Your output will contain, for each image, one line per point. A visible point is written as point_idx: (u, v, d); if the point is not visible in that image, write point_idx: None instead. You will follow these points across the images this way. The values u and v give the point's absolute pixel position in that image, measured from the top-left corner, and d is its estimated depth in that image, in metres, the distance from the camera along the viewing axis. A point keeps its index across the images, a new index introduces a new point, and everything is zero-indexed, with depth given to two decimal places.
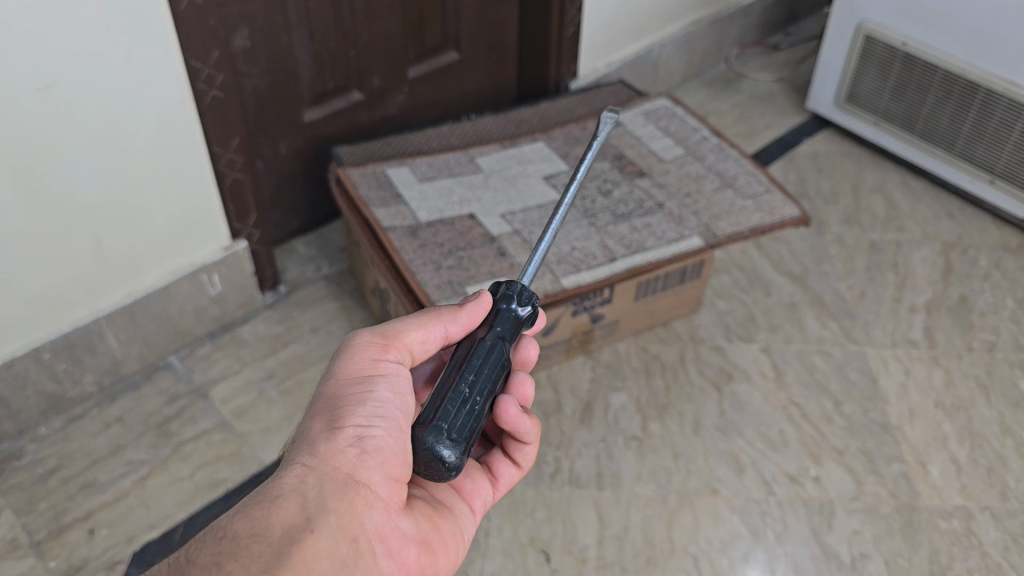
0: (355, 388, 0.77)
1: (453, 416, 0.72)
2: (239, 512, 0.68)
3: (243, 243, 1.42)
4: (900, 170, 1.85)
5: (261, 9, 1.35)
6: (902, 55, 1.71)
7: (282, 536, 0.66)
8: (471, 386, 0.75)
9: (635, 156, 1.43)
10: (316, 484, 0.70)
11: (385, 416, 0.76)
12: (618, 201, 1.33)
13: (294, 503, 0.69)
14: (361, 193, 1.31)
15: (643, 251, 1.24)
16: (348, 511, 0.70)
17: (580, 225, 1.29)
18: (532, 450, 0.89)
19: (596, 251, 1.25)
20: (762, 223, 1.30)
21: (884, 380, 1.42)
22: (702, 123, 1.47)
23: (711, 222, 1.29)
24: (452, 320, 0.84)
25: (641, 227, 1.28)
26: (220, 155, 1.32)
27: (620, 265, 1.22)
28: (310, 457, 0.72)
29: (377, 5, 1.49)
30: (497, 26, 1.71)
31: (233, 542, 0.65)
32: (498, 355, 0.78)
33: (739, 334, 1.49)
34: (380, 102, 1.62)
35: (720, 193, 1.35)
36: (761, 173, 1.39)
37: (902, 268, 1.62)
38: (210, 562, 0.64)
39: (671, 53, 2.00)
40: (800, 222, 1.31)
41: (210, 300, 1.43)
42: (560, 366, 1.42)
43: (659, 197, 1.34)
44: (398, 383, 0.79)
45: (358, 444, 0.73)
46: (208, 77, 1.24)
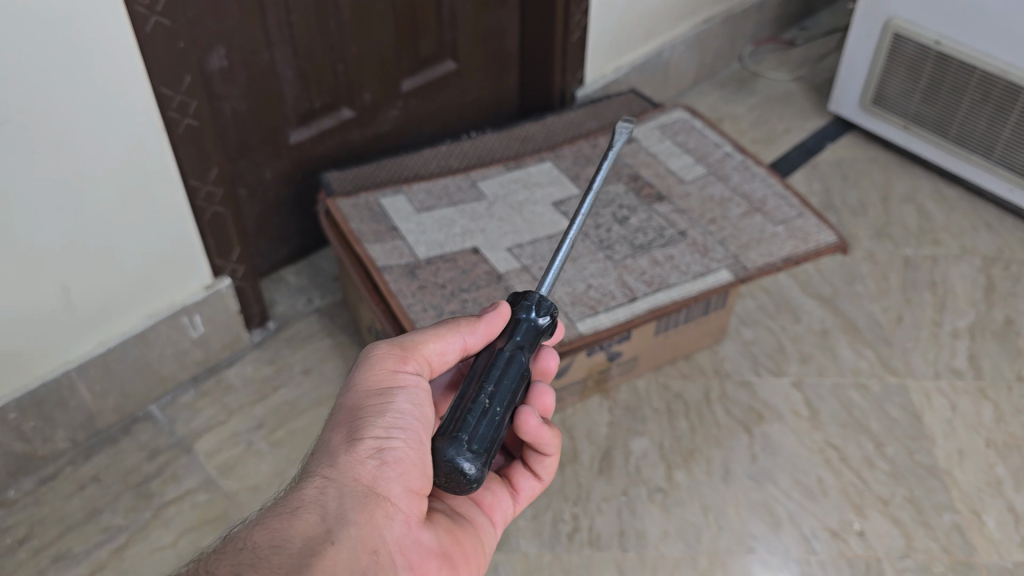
0: (374, 399, 0.74)
1: (473, 427, 0.68)
2: (259, 524, 0.65)
3: (227, 280, 1.30)
4: (931, 176, 1.73)
5: (237, 24, 1.22)
6: (935, 54, 1.58)
7: (302, 548, 0.64)
8: (490, 397, 0.70)
9: (651, 176, 1.30)
10: (336, 495, 0.68)
11: (405, 427, 0.73)
12: (635, 230, 1.21)
13: (312, 516, 0.66)
14: (354, 227, 1.19)
15: (666, 288, 1.12)
16: (368, 523, 0.68)
17: (595, 259, 1.17)
18: (553, 462, 0.86)
19: (614, 289, 1.12)
20: (796, 252, 1.18)
21: (928, 418, 1.30)
22: (724, 137, 1.35)
23: (740, 253, 1.17)
24: (472, 334, 0.79)
25: (663, 261, 1.16)
26: (197, 188, 1.19)
27: (642, 306, 1.10)
28: (330, 468, 0.70)
29: (366, 14, 1.36)
30: (496, 33, 1.58)
31: (253, 555, 0.63)
32: (518, 365, 0.73)
33: (768, 367, 1.37)
34: (373, 119, 1.49)
35: (747, 219, 1.23)
36: (792, 195, 1.26)
37: (941, 287, 1.50)
38: (230, 573, 0.61)
39: (682, 54, 1.87)
40: (837, 248, 1.18)
41: (193, 343, 1.32)
42: (574, 408, 1.30)
43: (681, 224, 1.22)
44: (417, 395, 0.76)
45: (378, 456, 0.71)
46: (181, 105, 1.11)
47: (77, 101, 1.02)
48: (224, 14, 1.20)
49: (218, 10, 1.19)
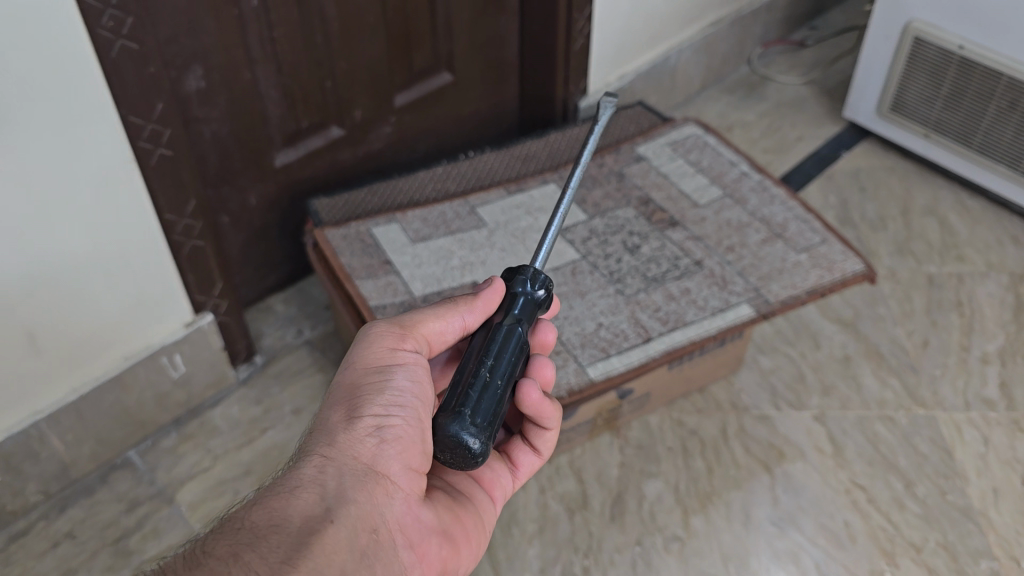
0: (372, 376, 0.72)
1: (476, 400, 0.65)
2: (257, 503, 0.63)
3: (209, 316, 1.22)
4: (952, 186, 1.64)
5: (215, 43, 1.13)
6: (958, 60, 1.49)
7: (302, 527, 0.61)
8: (490, 370, 0.68)
9: (663, 200, 1.22)
10: (335, 474, 0.66)
11: (405, 405, 0.70)
12: (648, 260, 1.13)
13: (312, 495, 0.64)
14: (345, 262, 1.11)
15: (683, 327, 1.04)
16: (368, 501, 0.66)
17: (605, 294, 1.08)
18: (553, 435, 0.82)
19: (627, 329, 1.04)
20: (822, 282, 1.10)
21: (960, 454, 1.22)
22: (741, 155, 1.27)
23: (761, 285, 1.09)
24: (472, 313, 0.76)
25: (679, 295, 1.08)
26: (174, 223, 1.11)
27: (657, 347, 1.02)
28: (329, 445, 0.67)
29: (354, 27, 1.27)
30: (494, 42, 1.49)
31: (251, 534, 0.60)
32: (516, 339, 0.70)
33: (788, 399, 1.29)
34: (364, 136, 1.40)
35: (768, 246, 1.14)
36: (814, 219, 1.18)
37: (968, 308, 1.42)
38: (227, 554, 0.59)
39: (689, 59, 1.78)
40: (865, 278, 1.10)
41: (174, 384, 1.23)
42: (583, 448, 1.22)
43: (696, 252, 1.14)
44: (416, 373, 0.73)
45: (378, 434, 0.68)
46: (153, 134, 1.02)
47: (40, 134, 0.93)
48: (201, 32, 1.10)
49: (194, 28, 1.09)
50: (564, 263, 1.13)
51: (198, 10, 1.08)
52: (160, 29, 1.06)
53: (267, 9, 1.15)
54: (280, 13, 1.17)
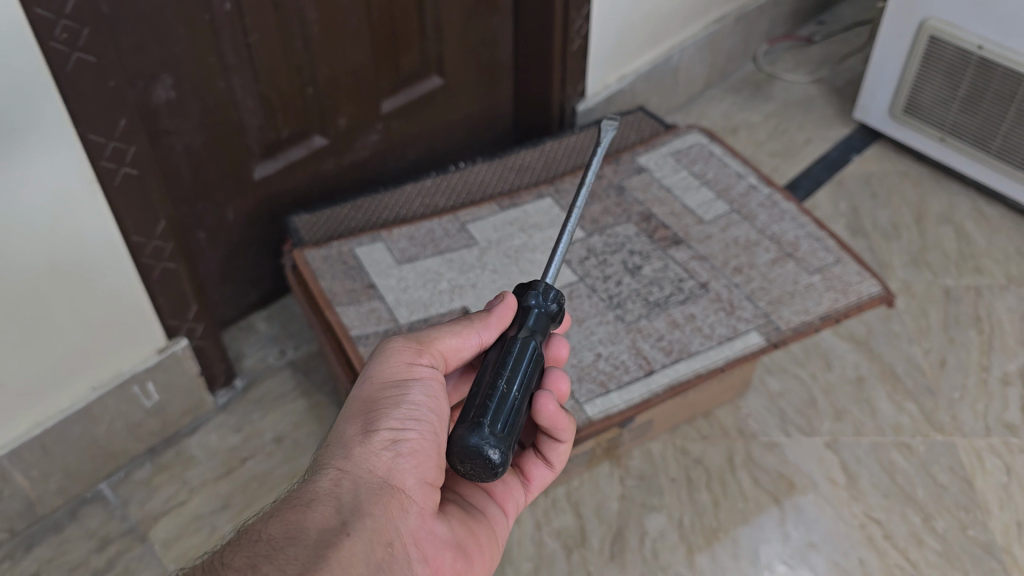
0: (388, 391, 0.70)
1: (496, 412, 0.63)
2: (273, 515, 0.62)
3: (184, 341, 1.14)
4: (968, 192, 1.57)
5: (185, 51, 1.04)
6: (976, 61, 1.41)
7: (318, 538, 0.60)
8: (508, 381, 0.65)
9: (665, 216, 1.15)
10: (350, 487, 0.65)
11: (420, 419, 0.69)
12: (649, 282, 1.06)
13: (327, 507, 0.63)
14: (325, 287, 1.04)
15: (687, 358, 0.97)
16: (384, 515, 0.64)
17: (604, 321, 1.01)
18: (566, 447, 0.79)
19: (628, 360, 0.97)
20: (836, 306, 1.02)
21: (981, 484, 1.15)
22: (748, 167, 1.19)
23: (771, 310, 1.02)
24: (488, 328, 0.73)
25: (683, 321, 1.01)
26: (142, 245, 1.03)
27: (660, 381, 0.95)
28: (343, 459, 0.66)
29: (336, 31, 1.19)
30: (487, 43, 1.40)
31: (267, 546, 0.59)
32: (533, 350, 0.67)
33: (798, 425, 1.22)
34: (349, 145, 1.32)
35: (778, 266, 1.07)
36: (827, 236, 1.10)
37: (987, 324, 1.34)
38: (245, 565, 0.58)
39: (692, 58, 1.70)
40: (882, 300, 1.03)
41: (147, 413, 1.16)
42: (581, 480, 1.15)
43: (701, 274, 1.07)
44: (432, 388, 0.71)
45: (393, 448, 0.67)
46: (115, 152, 0.95)
47: None
48: (170, 40, 1.02)
49: (162, 35, 1.01)
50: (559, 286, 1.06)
51: (166, 15, 1.00)
52: (123, 38, 0.97)
53: (241, 13, 1.07)
54: (256, 17, 1.08)
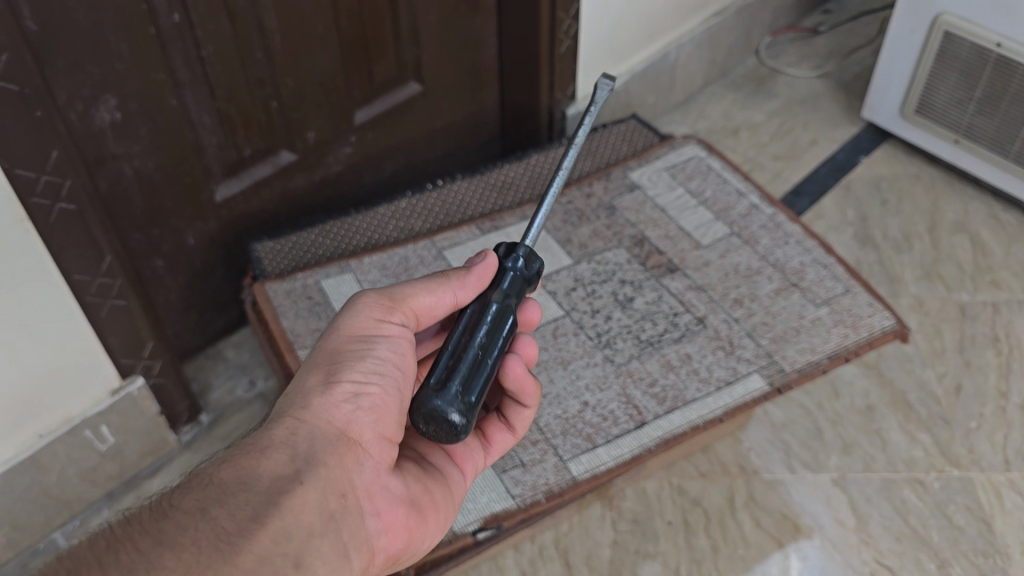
0: (353, 344, 0.68)
1: (467, 377, 0.62)
2: (227, 459, 0.60)
3: (139, 380, 1.05)
4: (984, 196, 1.47)
5: (129, 68, 0.94)
6: (995, 59, 1.31)
7: (270, 487, 0.59)
8: (483, 348, 0.64)
9: (659, 239, 1.13)
10: (307, 436, 0.63)
11: (385, 374, 0.67)
12: (642, 318, 1.04)
13: (281, 455, 0.61)
14: (287, 327, 1.03)
15: (683, 407, 0.95)
16: (339, 466, 0.63)
17: (592, 363, 1.00)
18: (530, 412, 0.76)
19: (618, 409, 0.95)
20: (846, 343, 1.00)
21: (1001, 526, 1.06)
22: (749, 185, 1.18)
23: (775, 349, 1.00)
24: (465, 289, 0.71)
25: (677, 364, 0.99)
26: (85, 282, 0.93)
27: (652, 433, 0.93)
28: (302, 408, 0.64)
29: (301, 39, 1.09)
30: (470, 45, 1.31)
31: (219, 490, 0.58)
32: (509, 319, 0.67)
33: (803, 460, 1.13)
34: (321, 160, 1.23)
35: (783, 297, 1.05)
36: (834, 262, 1.09)
37: (1007, 344, 1.25)
38: (194, 509, 0.57)
39: (690, 55, 1.60)
40: (897, 334, 1.01)
41: (102, 457, 1.07)
42: (569, 523, 1.07)
43: (698, 307, 1.05)
44: (400, 346, 0.69)
45: (354, 401, 0.65)
46: (48, 186, 0.85)
47: None
48: (112, 58, 0.92)
49: (101, 52, 0.91)
50: (545, 321, 1.04)
51: (104, 31, 0.90)
52: (55, 59, 0.87)
53: (191, 25, 0.97)
54: (209, 28, 0.98)
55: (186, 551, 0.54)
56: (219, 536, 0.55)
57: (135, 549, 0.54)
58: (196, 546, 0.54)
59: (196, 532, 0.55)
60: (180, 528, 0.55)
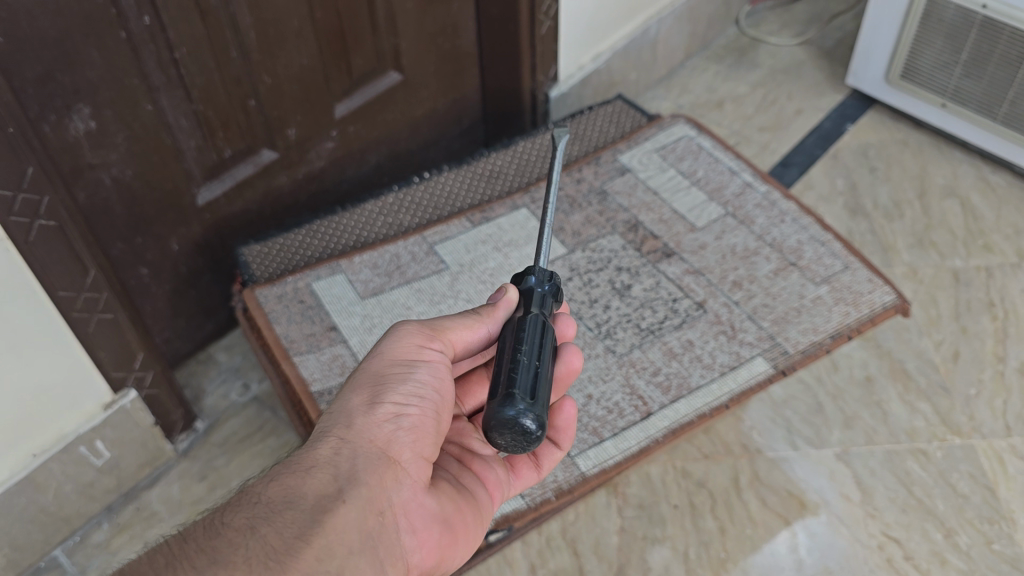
0: (396, 367, 0.68)
1: (523, 379, 0.61)
2: (273, 477, 0.61)
3: (132, 393, 1.01)
4: (971, 159, 1.47)
5: (101, 75, 0.91)
6: (981, 21, 1.29)
7: (313, 506, 0.59)
8: (529, 352, 0.62)
9: (653, 223, 1.19)
10: (350, 456, 0.63)
11: (425, 396, 0.67)
12: (640, 305, 1.10)
13: (324, 474, 0.61)
14: (281, 334, 1.05)
15: (688, 395, 1.01)
16: (378, 484, 0.62)
17: (594, 355, 1.05)
18: (560, 452, 0.78)
19: (623, 401, 1.01)
20: (848, 321, 1.07)
21: (1004, 492, 1.07)
22: (742, 163, 1.25)
23: (777, 331, 1.06)
24: (496, 324, 0.71)
25: (679, 351, 1.05)
26: (71, 299, 0.90)
27: (658, 424, 0.98)
28: (345, 428, 0.64)
29: (277, 34, 1.06)
30: (448, 31, 1.27)
31: (266, 509, 0.59)
32: (545, 323, 0.65)
33: (807, 437, 1.12)
34: (302, 157, 1.20)
35: (784, 277, 1.12)
36: (832, 239, 1.16)
37: (1002, 309, 1.25)
38: (244, 526, 0.58)
39: (671, 28, 1.58)
40: (897, 309, 1.08)
41: (100, 472, 1.04)
42: (577, 513, 1.05)
43: (697, 292, 1.11)
44: (440, 371, 0.69)
45: (395, 421, 0.65)
46: (26, 204, 0.82)
47: None
48: (81, 62, 0.89)
49: (70, 59, 0.88)
50: None
51: (73, 38, 0.87)
52: (23, 70, 0.84)
53: (163, 26, 0.93)
54: (182, 29, 0.95)
55: (238, 566, 0.55)
56: (268, 552, 0.56)
57: (193, 566, 0.55)
58: (246, 563, 0.56)
59: (246, 549, 0.56)
60: (231, 545, 0.57)
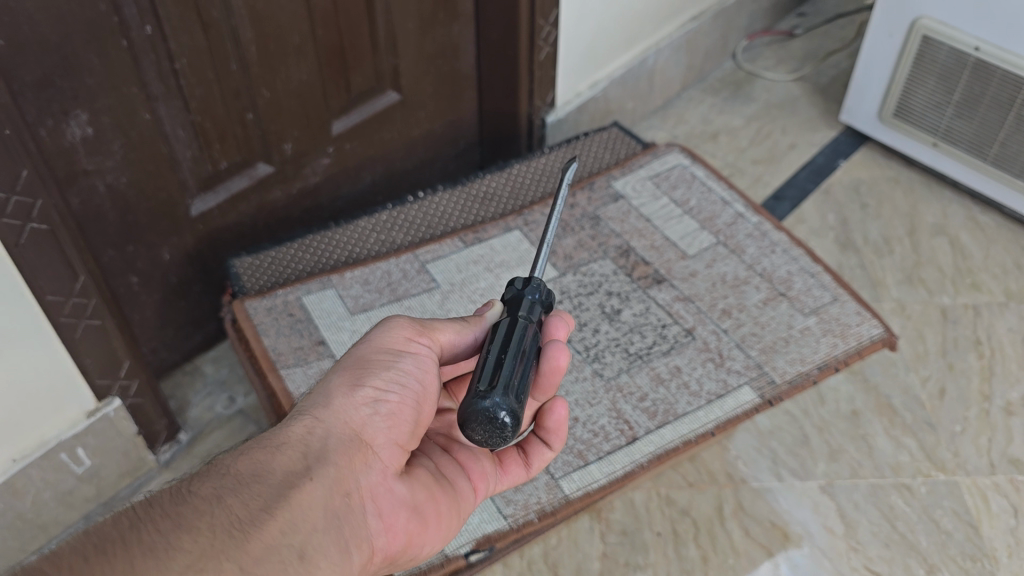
0: (381, 355, 0.68)
1: (492, 373, 0.62)
2: (244, 450, 0.60)
3: (116, 401, 1.00)
4: (960, 198, 1.49)
5: (100, 82, 0.91)
6: (972, 63, 1.31)
7: (282, 480, 0.58)
8: (498, 348, 0.64)
9: (645, 250, 1.19)
10: (322, 436, 0.63)
11: (406, 385, 0.67)
12: (629, 330, 1.10)
13: (294, 452, 0.60)
14: (269, 346, 1.04)
15: (674, 421, 1.01)
16: (347, 465, 0.62)
17: (581, 378, 1.05)
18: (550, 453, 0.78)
19: (610, 426, 1.00)
20: (835, 353, 1.08)
21: (988, 529, 1.06)
22: (735, 194, 1.26)
23: (765, 360, 1.06)
24: (482, 329, 0.73)
25: (667, 377, 1.05)
26: (59, 303, 0.89)
27: (643, 449, 0.98)
28: (322, 408, 0.64)
29: (277, 49, 1.07)
30: (447, 52, 1.29)
31: (233, 480, 0.57)
32: (516, 318, 0.66)
33: (792, 468, 1.12)
34: (298, 172, 1.21)
35: (773, 307, 1.13)
36: (821, 271, 1.17)
37: (988, 347, 1.26)
38: (211, 495, 0.56)
39: (668, 59, 1.60)
40: (884, 343, 1.09)
41: (79, 480, 1.03)
42: (559, 537, 1.05)
43: (686, 318, 1.12)
44: (425, 364, 0.69)
45: (373, 406, 0.65)
46: (18, 207, 0.82)
47: None
48: (79, 68, 0.89)
49: (69, 65, 0.88)
50: None
51: (74, 45, 0.87)
52: (22, 74, 0.85)
53: (164, 36, 0.94)
54: (183, 41, 0.96)
55: (202, 535, 0.54)
56: (233, 522, 0.55)
57: (156, 530, 0.53)
58: (209, 532, 0.54)
59: (211, 517, 0.55)
60: (197, 512, 0.55)
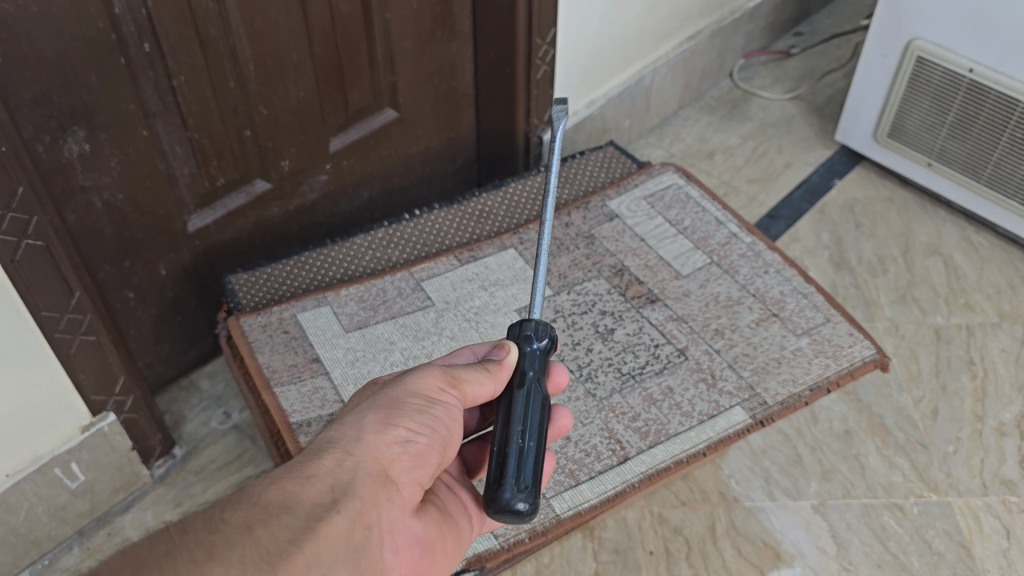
0: (414, 400, 0.67)
1: (519, 465, 0.66)
2: (273, 479, 0.58)
3: (111, 416, 1.01)
4: (954, 219, 1.49)
5: (98, 98, 0.92)
6: (966, 84, 1.32)
7: (309, 512, 0.57)
8: (522, 434, 0.67)
9: (640, 269, 1.20)
10: (350, 469, 0.62)
11: (435, 430, 0.66)
12: (622, 350, 1.11)
13: (323, 484, 0.59)
14: (264, 363, 1.05)
15: (665, 441, 1.01)
16: (373, 500, 0.61)
17: (575, 398, 1.05)
18: None
19: (602, 445, 1.01)
20: (827, 373, 1.08)
21: (979, 550, 1.06)
22: (729, 215, 1.27)
23: (756, 381, 1.07)
24: (499, 383, 0.71)
25: (660, 397, 1.05)
26: (54, 319, 0.90)
27: (635, 468, 0.98)
28: (351, 443, 0.63)
29: (276, 67, 1.08)
30: (445, 70, 1.30)
31: (263, 510, 0.56)
32: (535, 394, 0.70)
33: (784, 487, 1.13)
34: (295, 189, 1.21)
35: (765, 327, 1.13)
36: (814, 291, 1.18)
37: (981, 367, 1.26)
38: (242, 525, 0.55)
39: (665, 78, 1.61)
40: (876, 364, 1.09)
41: (73, 494, 1.03)
42: (552, 555, 1.05)
43: (680, 338, 1.12)
44: (455, 415, 0.68)
45: (403, 445, 0.64)
46: (13, 222, 0.82)
47: None
48: (77, 85, 0.90)
49: (68, 82, 0.89)
50: None
51: (72, 62, 0.88)
52: (19, 91, 0.86)
53: (162, 53, 0.95)
54: (181, 58, 0.97)
55: (231, 567, 0.52)
56: (263, 554, 0.53)
57: (191, 560, 0.52)
58: (239, 563, 0.53)
59: (242, 549, 0.53)
60: (228, 542, 0.53)
